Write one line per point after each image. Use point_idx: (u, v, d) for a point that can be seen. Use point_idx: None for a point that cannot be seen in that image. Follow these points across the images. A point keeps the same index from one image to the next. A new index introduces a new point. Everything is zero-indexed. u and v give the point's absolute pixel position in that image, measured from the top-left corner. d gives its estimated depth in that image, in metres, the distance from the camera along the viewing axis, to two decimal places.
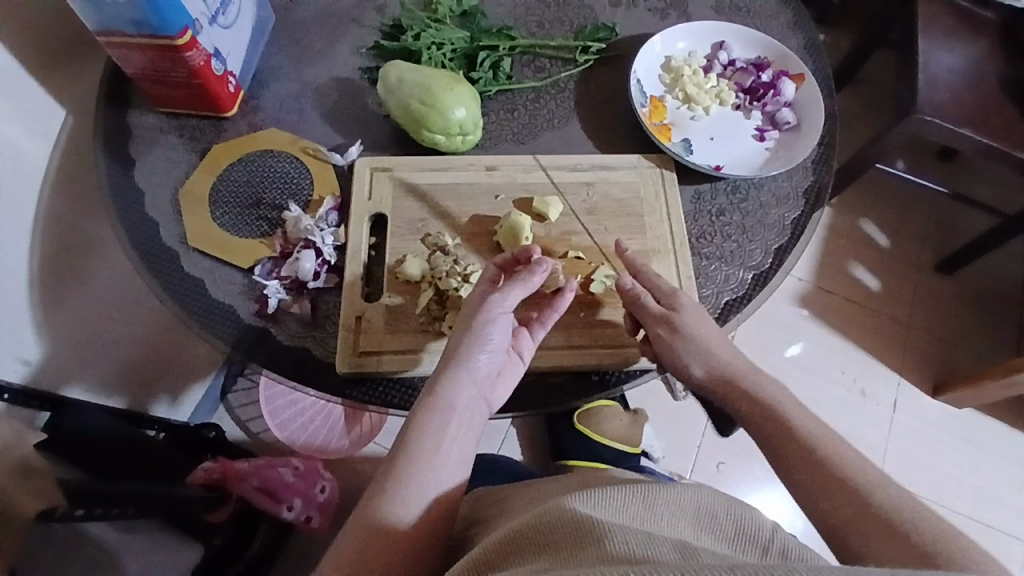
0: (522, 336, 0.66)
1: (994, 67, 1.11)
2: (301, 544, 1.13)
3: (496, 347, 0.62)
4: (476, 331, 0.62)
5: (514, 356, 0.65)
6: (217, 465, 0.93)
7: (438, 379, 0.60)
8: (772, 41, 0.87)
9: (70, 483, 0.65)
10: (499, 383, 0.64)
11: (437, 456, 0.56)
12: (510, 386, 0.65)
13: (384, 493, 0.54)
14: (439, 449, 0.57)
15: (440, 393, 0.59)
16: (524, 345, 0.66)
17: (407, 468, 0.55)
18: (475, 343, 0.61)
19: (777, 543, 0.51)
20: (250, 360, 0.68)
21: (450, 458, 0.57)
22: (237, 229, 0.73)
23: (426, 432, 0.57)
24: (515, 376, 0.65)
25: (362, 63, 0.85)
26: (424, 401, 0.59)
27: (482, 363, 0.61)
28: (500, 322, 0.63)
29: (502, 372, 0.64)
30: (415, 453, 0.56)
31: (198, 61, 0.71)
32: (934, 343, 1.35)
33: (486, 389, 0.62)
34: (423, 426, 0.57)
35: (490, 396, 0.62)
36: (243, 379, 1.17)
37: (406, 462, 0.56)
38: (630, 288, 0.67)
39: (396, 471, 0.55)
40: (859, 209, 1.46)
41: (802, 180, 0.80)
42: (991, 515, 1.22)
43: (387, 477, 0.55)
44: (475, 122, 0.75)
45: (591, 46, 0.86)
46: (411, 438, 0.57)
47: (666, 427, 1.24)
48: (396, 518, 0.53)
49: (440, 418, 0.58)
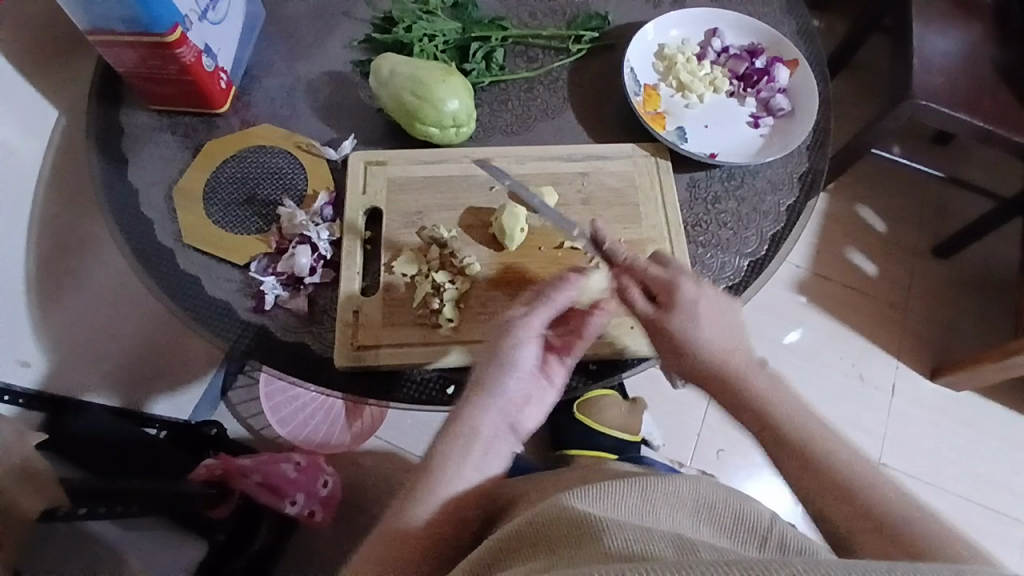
0: (553, 361, 0.64)
1: (989, 50, 1.10)
2: (304, 539, 1.13)
3: (526, 372, 0.61)
4: (506, 357, 0.60)
5: (546, 382, 0.63)
6: (217, 461, 0.95)
7: (467, 402, 0.59)
8: (765, 27, 0.87)
9: (72, 482, 0.65)
10: (530, 407, 0.62)
11: (460, 470, 0.56)
12: (543, 410, 0.63)
13: (405, 509, 0.54)
14: (463, 469, 0.56)
15: (465, 414, 0.58)
16: (556, 369, 0.64)
17: (430, 479, 0.55)
18: (504, 370, 0.60)
19: (774, 534, 0.52)
20: (248, 356, 0.68)
21: (474, 479, 0.57)
22: (231, 226, 0.73)
23: (452, 447, 0.57)
24: (548, 403, 0.64)
25: (354, 56, 0.84)
26: (451, 425, 0.58)
27: (513, 388, 0.60)
28: (528, 348, 0.61)
29: (534, 396, 0.63)
30: (437, 465, 0.56)
31: (189, 58, 0.71)
32: (931, 327, 1.35)
33: (517, 414, 0.60)
34: (446, 441, 0.57)
35: (521, 423, 0.61)
36: (244, 376, 1.20)
37: (430, 474, 0.56)
38: (613, 282, 0.65)
39: (420, 488, 0.55)
40: (855, 195, 1.46)
41: (797, 166, 0.80)
42: (990, 498, 1.23)
43: (407, 492, 0.56)
44: (469, 114, 0.75)
45: (584, 35, 0.85)
46: (435, 451, 0.57)
47: (664, 415, 1.25)
48: (416, 534, 0.53)
49: (461, 443, 0.57)
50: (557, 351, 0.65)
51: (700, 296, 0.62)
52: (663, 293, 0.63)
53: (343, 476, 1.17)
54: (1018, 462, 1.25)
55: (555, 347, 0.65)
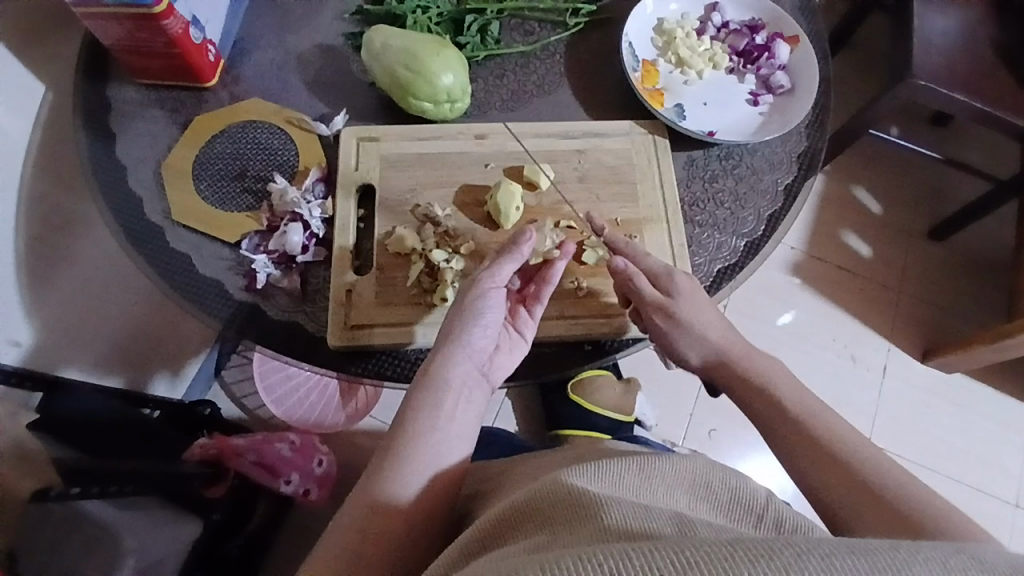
0: (521, 315, 0.66)
1: (992, 30, 1.09)
2: (299, 517, 1.14)
3: (490, 323, 0.62)
4: (467, 306, 0.62)
5: (514, 335, 0.65)
6: (212, 441, 0.96)
7: (434, 358, 0.60)
8: (767, 2, 0.85)
9: (65, 462, 0.65)
10: (498, 356, 0.63)
11: (435, 431, 0.56)
12: (513, 362, 0.65)
13: (383, 474, 0.54)
14: (437, 425, 0.57)
15: (434, 370, 0.59)
16: (524, 323, 0.66)
17: (406, 446, 0.55)
18: (467, 320, 0.62)
19: (769, 513, 0.52)
20: (241, 336, 0.68)
21: (450, 436, 0.57)
22: (221, 204, 0.72)
23: (424, 408, 0.57)
24: (517, 354, 0.65)
25: (345, 28, 0.82)
26: (421, 382, 0.59)
27: (478, 338, 0.62)
28: (491, 299, 0.63)
29: (499, 346, 0.64)
30: (413, 428, 0.56)
31: (176, 29, 0.69)
32: (924, 309, 1.36)
33: (483, 362, 0.62)
34: (418, 405, 0.57)
35: (490, 370, 0.63)
36: (238, 356, 1.17)
37: (405, 440, 0.55)
38: (621, 269, 0.65)
39: (395, 449, 0.55)
40: (852, 176, 1.45)
41: (795, 145, 0.79)
42: (977, 477, 1.25)
43: (384, 456, 0.56)
44: (463, 89, 0.74)
45: (581, 8, 0.83)
46: (409, 417, 0.57)
47: (658, 396, 1.25)
48: (396, 499, 0.52)
49: (433, 399, 0.58)
50: (525, 304, 0.67)
51: (695, 287, 0.66)
52: (664, 279, 0.66)
53: (338, 455, 1.17)
54: (1005, 442, 1.27)
55: (521, 299, 0.67)
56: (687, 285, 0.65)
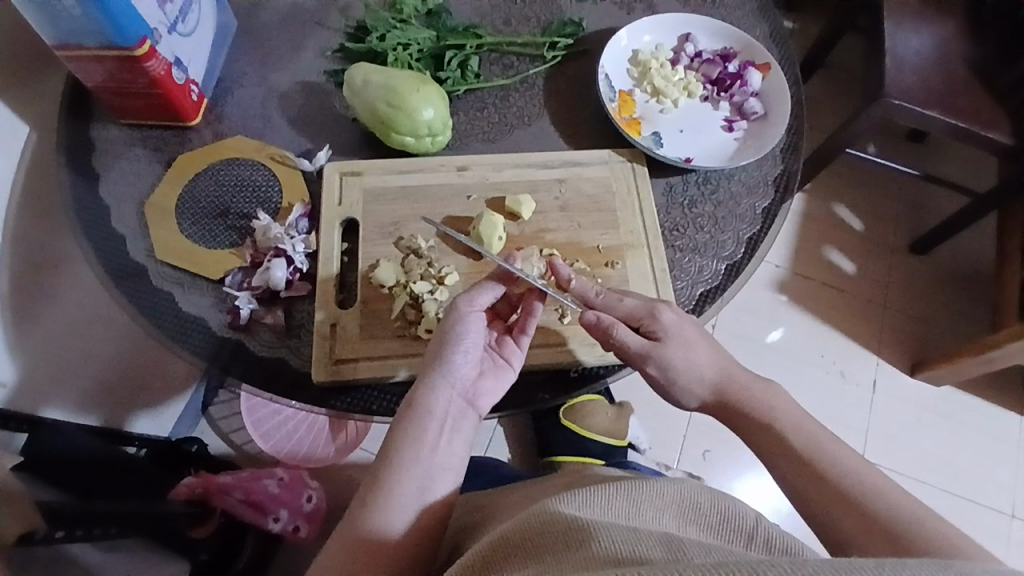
0: (507, 343, 0.66)
1: (961, 50, 1.13)
2: (289, 554, 1.12)
3: (472, 348, 0.61)
4: (448, 335, 0.61)
5: (501, 362, 0.65)
6: (198, 479, 0.92)
7: (416, 389, 0.59)
8: (738, 32, 0.88)
9: (48, 506, 0.64)
10: (484, 382, 0.62)
11: (420, 463, 0.55)
12: (501, 389, 0.63)
13: (368, 508, 0.53)
14: (421, 455, 0.56)
15: (417, 402, 0.58)
16: (510, 352, 0.66)
17: (389, 478, 0.54)
18: (448, 346, 0.61)
19: (760, 534, 0.51)
20: (225, 372, 0.67)
21: (436, 467, 0.56)
22: (205, 241, 0.72)
23: (408, 440, 0.56)
24: (504, 380, 0.64)
25: (327, 66, 0.84)
26: (404, 412, 0.58)
27: (460, 366, 0.61)
28: (473, 324, 0.62)
29: (484, 372, 0.63)
30: (397, 462, 0.55)
31: (158, 70, 0.70)
32: (909, 324, 1.37)
33: (469, 390, 0.61)
34: (401, 438, 0.56)
35: (477, 397, 0.61)
36: (225, 391, 1.17)
37: (390, 473, 0.54)
38: (596, 323, 0.64)
39: (379, 482, 0.54)
40: (832, 195, 1.48)
41: (771, 169, 0.81)
42: (971, 489, 1.25)
43: (369, 489, 0.55)
44: (444, 123, 0.75)
45: (558, 42, 0.85)
46: (393, 450, 0.56)
47: (649, 418, 1.25)
48: (383, 534, 0.52)
49: (416, 428, 0.57)
50: (511, 334, 0.67)
51: (679, 320, 0.65)
52: (645, 322, 0.65)
53: (328, 489, 1.16)
54: (996, 453, 1.28)
55: (507, 329, 0.68)
56: (672, 321, 0.64)
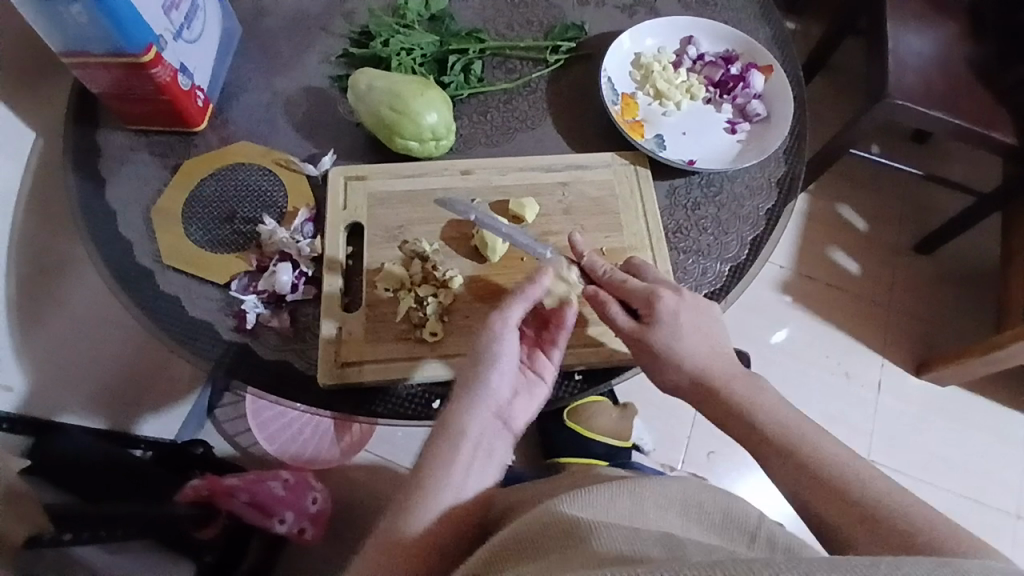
0: (539, 359, 0.66)
1: (964, 48, 1.13)
2: (295, 557, 1.12)
3: (508, 368, 0.62)
4: (487, 353, 0.61)
5: (532, 378, 0.65)
6: (204, 481, 0.92)
7: (455, 406, 0.59)
8: (740, 34, 0.88)
9: (57, 507, 0.65)
10: (518, 401, 0.63)
11: (454, 481, 0.56)
12: (533, 405, 0.64)
13: (399, 520, 0.54)
14: (456, 471, 0.57)
15: (455, 420, 0.59)
16: (542, 366, 0.66)
17: (425, 493, 0.55)
18: (487, 366, 0.61)
19: (763, 534, 0.53)
20: (231, 376, 0.68)
21: (469, 481, 0.57)
22: (211, 245, 0.73)
23: (445, 457, 0.57)
24: (536, 397, 0.65)
25: (332, 71, 0.84)
26: (440, 427, 0.59)
27: (499, 386, 0.61)
28: (509, 344, 0.62)
29: (519, 389, 0.64)
30: (433, 478, 0.56)
31: (164, 77, 0.71)
32: (914, 324, 1.37)
33: (503, 407, 0.62)
34: (438, 455, 0.57)
35: (509, 413, 0.62)
36: (231, 394, 1.16)
37: (424, 488, 0.55)
38: (592, 298, 0.66)
39: (415, 496, 0.55)
40: (836, 195, 1.48)
41: (775, 170, 0.81)
42: (979, 491, 1.24)
43: (401, 500, 0.56)
44: (447, 127, 0.75)
45: (561, 46, 0.86)
46: (428, 466, 0.57)
47: (654, 419, 1.25)
48: (413, 546, 0.52)
49: (453, 445, 0.57)
50: (542, 348, 0.67)
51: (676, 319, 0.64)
52: (643, 306, 0.65)
53: (334, 491, 1.16)
54: (1004, 454, 1.27)
55: (536, 344, 0.67)
56: (684, 317, 0.64)
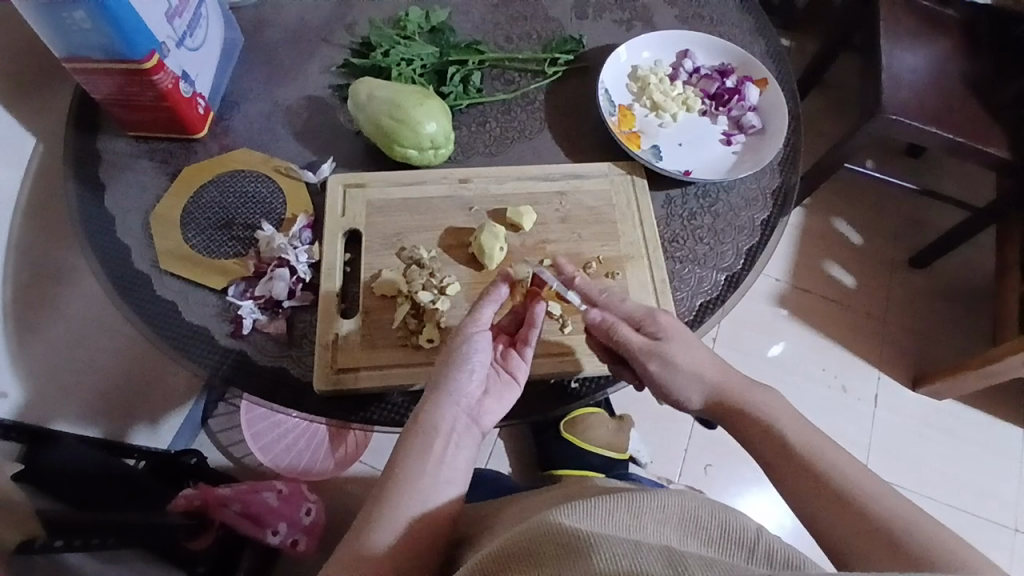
0: (512, 358, 0.66)
1: (957, 65, 1.15)
2: (288, 569, 1.11)
3: (478, 367, 0.62)
4: (455, 352, 0.62)
5: (505, 378, 0.65)
6: (197, 491, 0.93)
7: (424, 405, 0.60)
8: (735, 48, 0.89)
9: (48, 515, 0.64)
10: (488, 401, 0.62)
11: (423, 478, 0.56)
12: (504, 406, 0.63)
13: (370, 526, 0.53)
14: (425, 471, 0.56)
15: (424, 418, 0.59)
16: (516, 366, 0.65)
17: (394, 493, 0.55)
18: (454, 365, 0.61)
19: (762, 546, 0.51)
20: (228, 382, 0.67)
21: (438, 482, 0.56)
22: (209, 251, 0.73)
23: (414, 455, 0.57)
24: (508, 397, 0.64)
25: (332, 81, 0.85)
26: (409, 427, 0.59)
27: (466, 384, 0.61)
28: (478, 344, 0.63)
29: (491, 389, 0.63)
30: (401, 478, 0.55)
31: (166, 84, 0.71)
32: (910, 337, 1.38)
33: (473, 408, 0.61)
34: (408, 452, 0.57)
35: (480, 414, 0.62)
36: (224, 404, 1.18)
37: (394, 490, 0.55)
38: (600, 322, 0.65)
39: (385, 499, 0.55)
40: (831, 209, 1.49)
41: (770, 181, 0.82)
42: (978, 506, 1.23)
43: (374, 502, 0.55)
44: (446, 136, 0.76)
45: (559, 58, 0.87)
46: (399, 467, 0.56)
47: (650, 431, 1.25)
48: (379, 551, 0.52)
49: (423, 443, 0.57)
50: (515, 348, 0.67)
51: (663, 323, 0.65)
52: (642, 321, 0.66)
53: (328, 502, 1.15)
54: (1002, 469, 1.27)
55: (512, 342, 0.67)
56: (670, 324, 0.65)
